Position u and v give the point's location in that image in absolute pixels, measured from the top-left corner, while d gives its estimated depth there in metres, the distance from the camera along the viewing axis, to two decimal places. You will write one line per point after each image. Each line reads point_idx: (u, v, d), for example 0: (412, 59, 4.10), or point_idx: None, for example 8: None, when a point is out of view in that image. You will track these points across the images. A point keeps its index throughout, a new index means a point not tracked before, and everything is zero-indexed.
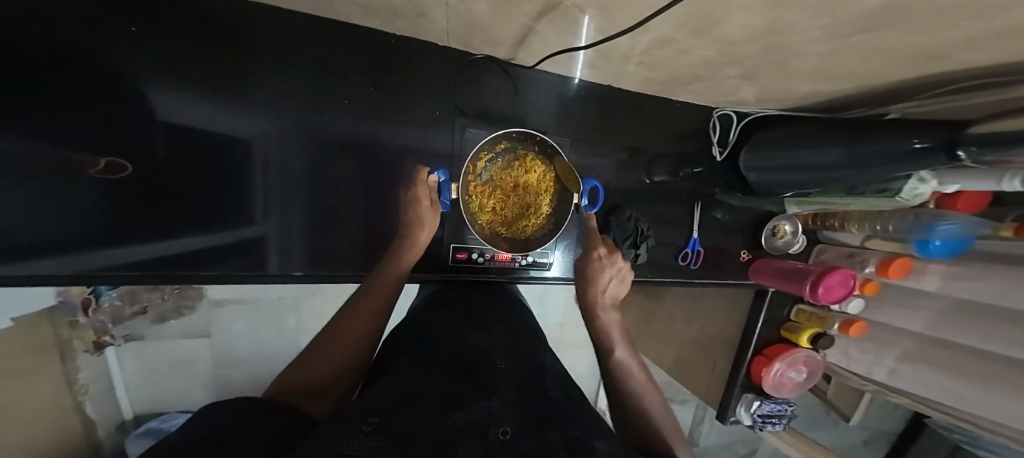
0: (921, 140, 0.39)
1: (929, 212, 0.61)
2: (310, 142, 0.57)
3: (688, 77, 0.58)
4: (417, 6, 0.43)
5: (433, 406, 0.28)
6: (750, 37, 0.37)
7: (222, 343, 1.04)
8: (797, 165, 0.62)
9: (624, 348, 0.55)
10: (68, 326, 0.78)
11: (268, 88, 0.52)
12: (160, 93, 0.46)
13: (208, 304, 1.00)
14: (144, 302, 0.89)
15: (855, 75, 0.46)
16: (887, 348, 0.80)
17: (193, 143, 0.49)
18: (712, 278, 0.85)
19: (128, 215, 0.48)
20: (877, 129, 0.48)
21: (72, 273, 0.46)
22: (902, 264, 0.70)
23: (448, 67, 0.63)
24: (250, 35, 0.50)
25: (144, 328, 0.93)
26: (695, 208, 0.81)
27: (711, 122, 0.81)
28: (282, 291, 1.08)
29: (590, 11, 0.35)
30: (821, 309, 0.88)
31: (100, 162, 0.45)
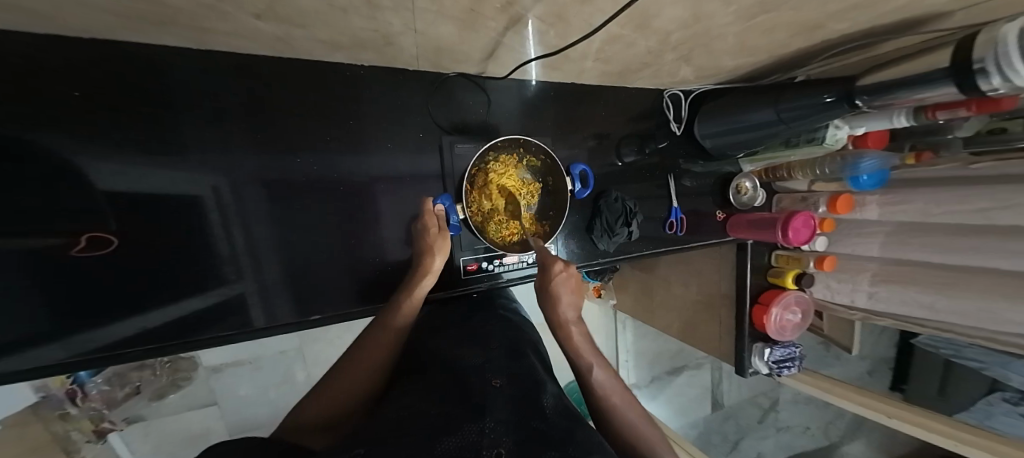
0: (829, 94, 0.49)
1: (852, 153, 0.70)
2: (266, 190, 0.55)
3: (637, 65, 0.62)
4: (384, 37, 0.45)
5: (425, 433, 0.29)
6: (680, 26, 0.41)
7: (233, 408, 1.01)
8: (740, 128, 0.67)
9: (599, 366, 0.55)
10: (58, 419, 0.75)
11: (204, 142, 0.50)
12: (98, 166, 0.44)
13: (205, 372, 0.97)
14: (135, 382, 0.84)
15: (775, 45, 0.51)
16: (859, 275, 0.86)
17: (155, 209, 0.48)
18: (699, 240, 0.89)
19: (108, 292, 0.46)
20: (793, 89, 0.55)
21: (68, 359, 0.45)
22: (847, 200, 0.78)
23: (412, 90, 0.64)
24: (191, 88, 0.49)
25: (144, 407, 0.89)
26: (669, 180, 0.85)
27: (664, 101, 0.85)
28: (284, 345, 1.05)
29: (551, 21, 0.38)
30: (795, 251, 0.95)
31: (81, 240, 0.44)
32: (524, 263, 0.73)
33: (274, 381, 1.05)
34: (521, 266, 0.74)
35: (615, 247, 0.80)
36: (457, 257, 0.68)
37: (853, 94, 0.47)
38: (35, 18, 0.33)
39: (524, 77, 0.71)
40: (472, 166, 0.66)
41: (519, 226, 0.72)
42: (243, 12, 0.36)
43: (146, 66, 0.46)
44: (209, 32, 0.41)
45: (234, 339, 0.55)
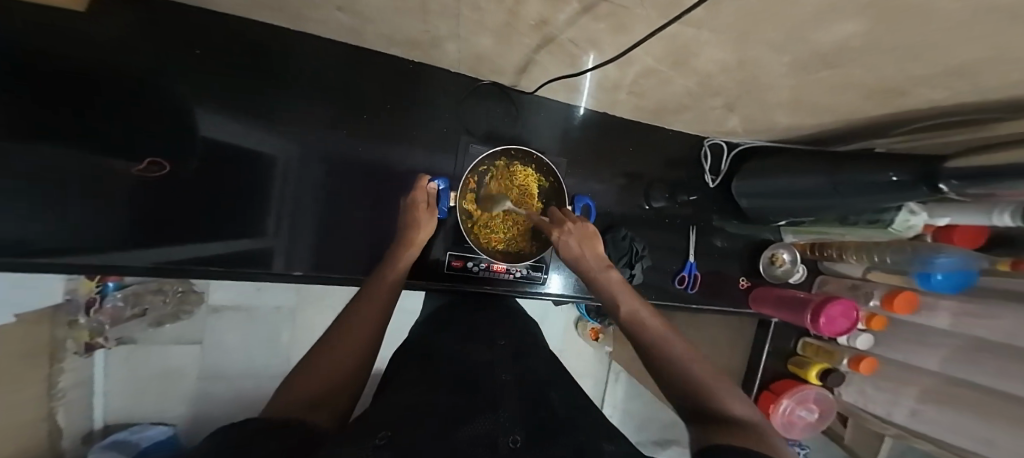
0: (897, 173, 0.40)
1: (926, 245, 0.60)
2: (322, 159, 0.60)
3: (677, 106, 0.59)
4: (430, 39, 0.46)
5: (438, 421, 0.27)
6: (723, 71, 0.39)
7: (212, 355, 0.89)
8: (790, 191, 0.59)
9: (632, 302, 0.45)
10: (65, 325, 0.70)
11: (290, 109, 0.58)
12: (203, 111, 0.53)
13: (205, 311, 0.89)
14: (145, 304, 0.81)
15: (824, 111, 0.48)
16: (904, 389, 0.77)
17: (226, 155, 0.55)
18: (712, 304, 0.83)
19: (163, 215, 0.53)
20: (861, 159, 0.46)
21: (100, 263, 0.50)
22: (907, 298, 0.68)
23: (451, 92, 0.65)
24: (288, 61, 0.56)
25: (138, 331, 0.83)
26: (691, 233, 0.81)
27: (701, 151, 0.81)
28: (280, 300, 0.95)
29: (583, 44, 0.38)
30: (830, 343, 0.85)
31: (143, 162, 0.51)
32: (508, 276, 0.69)
33: (262, 337, 0.94)
34: (507, 277, 0.70)
35: None
36: (441, 249, 0.67)
37: (938, 175, 0.37)
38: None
39: (575, 103, 0.70)
40: (488, 155, 0.63)
41: (507, 238, 0.66)
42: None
43: (250, 39, 0.54)
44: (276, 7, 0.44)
45: (253, 278, 0.59)
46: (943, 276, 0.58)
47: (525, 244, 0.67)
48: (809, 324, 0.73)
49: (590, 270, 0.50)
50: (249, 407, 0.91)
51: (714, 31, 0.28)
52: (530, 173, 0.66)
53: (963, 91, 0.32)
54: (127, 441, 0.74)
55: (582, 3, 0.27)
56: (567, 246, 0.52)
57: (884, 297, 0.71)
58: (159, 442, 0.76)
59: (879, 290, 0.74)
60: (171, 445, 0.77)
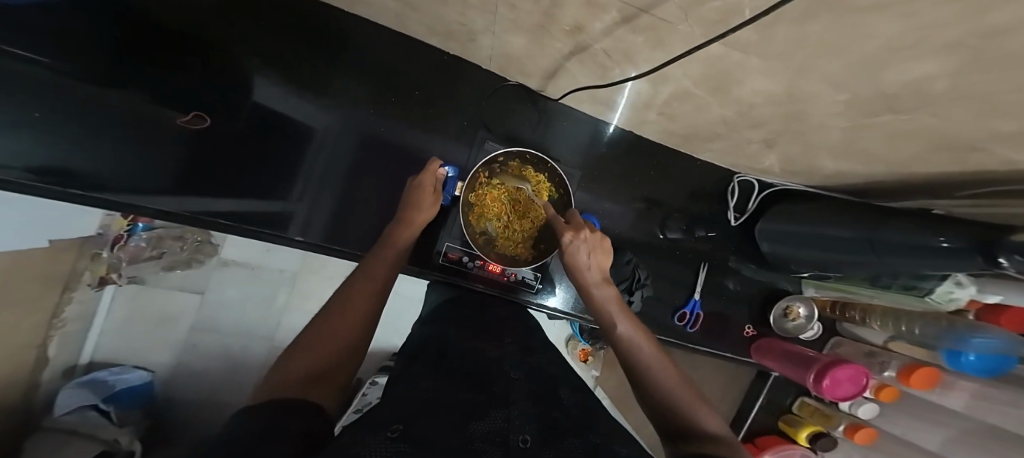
0: (949, 239, 0.36)
1: (964, 322, 0.55)
2: (358, 139, 0.62)
3: (707, 134, 0.58)
4: (467, 32, 0.47)
5: (455, 411, 0.27)
6: (769, 102, 0.39)
7: (211, 307, 0.90)
8: (818, 240, 0.54)
9: (624, 319, 0.47)
10: (89, 257, 0.74)
11: (339, 84, 0.60)
12: (261, 78, 0.56)
13: (216, 264, 0.90)
14: (164, 249, 0.83)
15: (860, 161, 0.46)
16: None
17: (272, 123, 0.58)
18: (711, 348, 0.79)
19: (197, 165, 0.55)
20: (906, 218, 0.42)
21: (121, 199, 0.50)
22: (927, 374, 0.64)
23: (481, 88, 0.66)
24: (347, 44, 0.59)
25: (150, 274, 0.85)
26: (701, 270, 0.78)
27: (729, 186, 0.77)
28: (285, 264, 0.94)
29: (616, 56, 0.39)
30: (828, 407, 0.84)
31: (188, 114, 0.54)
32: (503, 279, 0.67)
33: (258, 297, 0.93)
34: (500, 280, 0.68)
35: None
36: (440, 240, 0.66)
37: (998, 246, 0.31)
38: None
39: (605, 119, 0.70)
40: (507, 152, 0.63)
41: (503, 238, 0.65)
42: None
43: (310, 15, 0.57)
44: None
45: (266, 238, 0.59)
46: (977, 358, 0.54)
47: (523, 246, 0.66)
48: (811, 383, 0.72)
49: (589, 282, 0.52)
50: (233, 366, 0.91)
51: (763, 56, 0.29)
52: (540, 180, 0.66)
53: (1003, 161, 0.31)
54: (104, 379, 0.76)
55: (621, 13, 0.29)
56: (573, 258, 0.53)
57: (901, 370, 0.67)
58: (132, 388, 0.77)
59: (896, 362, 0.71)
60: (142, 394, 0.78)
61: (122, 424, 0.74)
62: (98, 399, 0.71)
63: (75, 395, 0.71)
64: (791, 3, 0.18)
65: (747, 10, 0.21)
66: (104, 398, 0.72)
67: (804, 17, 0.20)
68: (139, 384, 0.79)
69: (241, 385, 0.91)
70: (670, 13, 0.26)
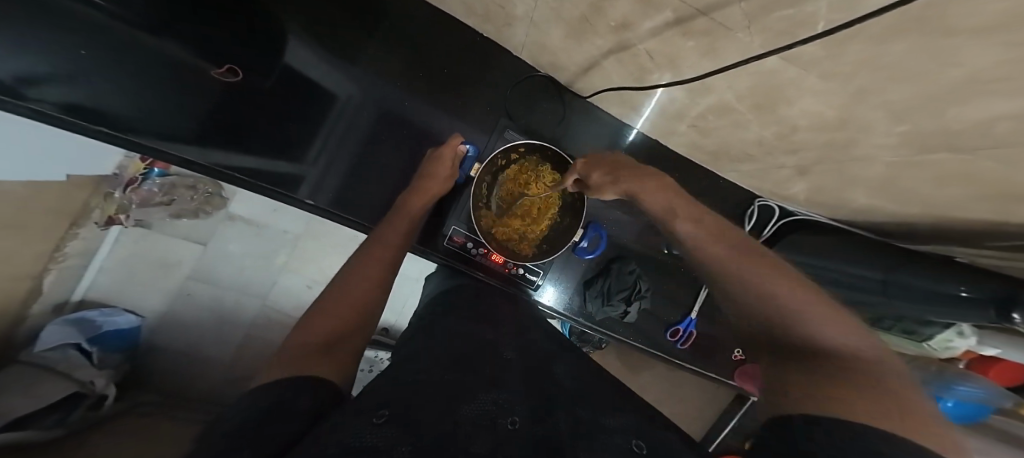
0: (970, 288, 0.38)
1: (954, 369, 0.58)
2: (380, 111, 0.62)
3: (739, 154, 0.57)
4: (505, 16, 0.46)
5: (440, 394, 0.27)
6: (816, 127, 0.39)
7: (210, 259, 0.91)
8: (830, 275, 0.54)
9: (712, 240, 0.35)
10: (100, 195, 0.74)
11: (371, 52, 0.59)
12: (295, 35, 0.55)
13: (222, 218, 0.90)
14: (174, 197, 0.82)
15: (888, 197, 0.46)
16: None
17: (300, 86, 0.58)
18: (698, 367, 0.79)
19: (219, 118, 0.55)
20: (924, 262, 0.44)
21: (139, 141, 0.50)
22: None
23: (512, 76, 0.65)
24: (385, 11, 0.58)
25: (157, 219, 0.85)
26: (702, 290, 0.77)
27: (749, 209, 0.75)
28: (290, 226, 0.94)
29: (660, 59, 0.38)
30: None
31: (224, 68, 0.50)
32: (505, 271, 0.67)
33: (260, 253, 0.94)
34: (503, 272, 0.68)
35: (602, 317, 0.73)
36: (448, 223, 0.66)
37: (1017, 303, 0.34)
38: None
39: (629, 123, 0.69)
40: (530, 144, 0.62)
41: (510, 229, 0.65)
42: None
43: None
44: None
45: (275, 197, 0.59)
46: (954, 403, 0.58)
47: (529, 239, 0.65)
48: None
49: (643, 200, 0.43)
50: (225, 319, 0.92)
51: (822, 74, 0.28)
52: (557, 177, 0.64)
53: None
54: (93, 320, 0.77)
55: (677, 14, 0.28)
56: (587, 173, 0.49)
57: None
58: (119, 331, 0.78)
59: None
60: (129, 337, 0.80)
61: (102, 367, 0.75)
62: (82, 338, 0.72)
63: (58, 332, 0.71)
64: (873, 18, 0.18)
65: (820, 23, 0.21)
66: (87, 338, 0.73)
67: (887, 34, 0.19)
68: (128, 327, 0.79)
69: (226, 339, 0.92)
70: (732, 18, 0.25)
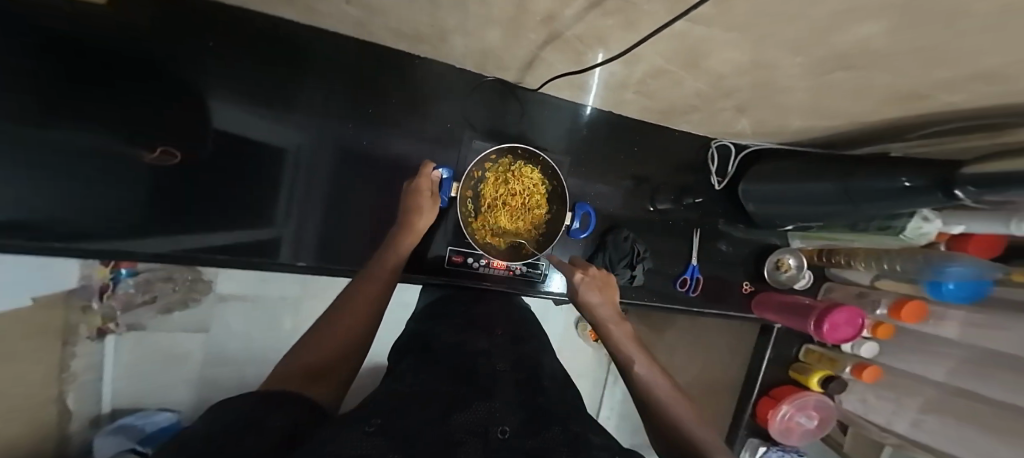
0: (910, 179, 0.38)
1: (937, 253, 0.57)
2: (337, 151, 0.61)
3: (685, 107, 0.58)
4: (437, 33, 0.45)
5: (435, 405, 0.28)
6: (736, 71, 0.38)
7: (219, 341, 0.90)
8: (794, 197, 0.57)
9: (641, 360, 0.48)
10: (79, 310, 0.72)
11: (307, 97, 0.58)
12: (219, 97, 0.53)
13: (213, 300, 0.88)
14: (156, 292, 0.82)
15: (818, 119, 0.48)
16: (909, 398, 0.69)
17: (245, 147, 0.56)
18: (714, 309, 0.82)
19: (170, 204, 0.53)
20: (868, 164, 0.45)
21: (94, 248, 0.50)
22: (915, 307, 0.64)
23: (461, 86, 0.65)
24: (303, 52, 0.56)
25: (149, 319, 0.84)
26: (695, 236, 0.80)
27: (709, 152, 0.79)
28: (285, 289, 0.93)
29: (588, 40, 0.37)
30: (832, 350, 0.79)
31: (157, 149, 0.51)
32: (510, 273, 0.68)
33: (264, 324, 0.92)
34: (508, 276, 0.69)
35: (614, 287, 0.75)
36: (443, 245, 0.67)
37: (954, 180, 0.33)
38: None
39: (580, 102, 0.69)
40: (499, 149, 0.63)
41: (505, 235, 0.66)
42: None
43: (256, 29, 0.53)
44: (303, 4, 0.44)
45: (260, 267, 0.59)
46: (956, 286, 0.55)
47: (527, 237, 0.67)
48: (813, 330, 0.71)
49: (604, 318, 0.55)
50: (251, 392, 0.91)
51: (726, 29, 0.27)
52: (533, 174, 0.66)
53: (970, 99, 0.31)
54: (134, 424, 0.76)
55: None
56: (582, 291, 0.58)
57: (891, 307, 0.66)
58: (163, 429, 0.77)
59: (887, 299, 0.70)
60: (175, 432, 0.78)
61: None
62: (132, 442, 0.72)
63: (108, 443, 0.71)
64: None
65: None
66: (137, 441, 0.72)
67: None
68: (169, 424, 0.78)
69: None
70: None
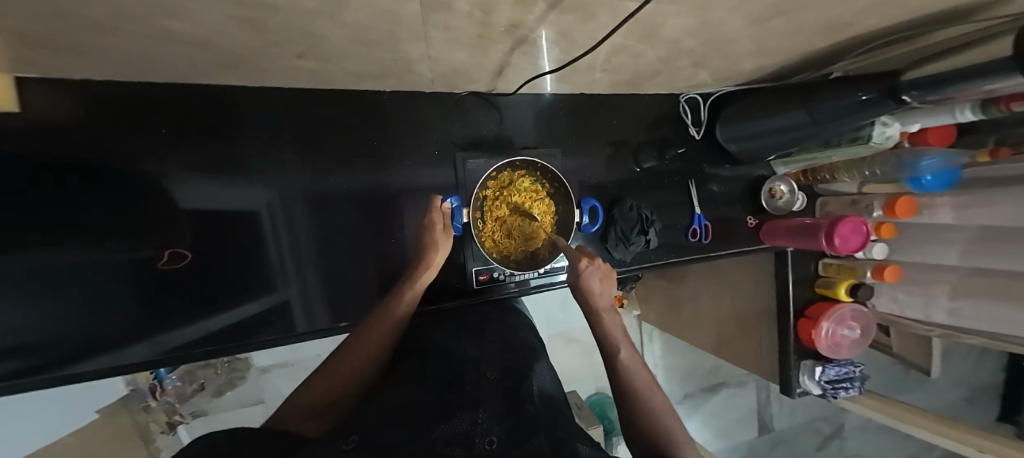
0: (865, 93, 0.43)
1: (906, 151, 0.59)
2: (311, 195, 0.58)
3: (648, 73, 0.59)
4: (403, 65, 0.45)
5: (421, 419, 0.29)
6: (688, 34, 0.39)
7: (276, 406, 1.02)
8: (768, 131, 0.61)
9: (626, 348, 0.48)
10: (143, 410, 0.86)
11: (261, 158, 0.55)
12: (178, 181, 0.50)
13: (256, 373, 1.00)
14: (201, 379, 0.92)
15: (780, 50, 0.48)
16: (933, 288, 0.68)
17: (216, 222, 0.53)
18: (727, 248, 0.82)
19: (170, 302, 0.51)
20: (826, 88, 0.49)
21: (109, 368, 0.48)
22: (907, 203, 0.65)
23: (438, 107, 0.65)
24: (237, 106, 0.54)
25: (207, 403, 0.95)
26: (691, 186, 0.80)
27: (680, 106, 0.80)
28: (320, 348, 1.04)
29: (554, 38, 0.37)
30: (847, 259, 0.79)
31: (164, 255, 0.50)
32: (534, 274, 0.69)
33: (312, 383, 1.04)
34: (532, 276, 0.70)
35: (632, 256, 0.76)
36: (468, 267, 0.67)
37: (898, 89, 0.39)
38: (141, 67, 0.40)
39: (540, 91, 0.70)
40: (497, 167, 0.64)
41: (520, 245, 0.67)
42: (287, 53, 0.36)
43: (215, 106, 0.52)
44: (252, 69, 0.42)
45: (280, 343, 0.58)
46: (931, 177, 0.59)
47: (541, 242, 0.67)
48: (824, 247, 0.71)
49: (599, 307, 0.53)
50: None
51: (672, 2, 0.28)
52: (533, 182, 0.67)
53: None
54: None
55: (548, 2, 0.25)
56: (585, 282, 0.54)
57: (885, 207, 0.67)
58: None
59: (878, 201, 0.70)
60: None
61: None
62: None
63: None
64: None
65: None
66: None
67: None
68: None
69: None
70: None
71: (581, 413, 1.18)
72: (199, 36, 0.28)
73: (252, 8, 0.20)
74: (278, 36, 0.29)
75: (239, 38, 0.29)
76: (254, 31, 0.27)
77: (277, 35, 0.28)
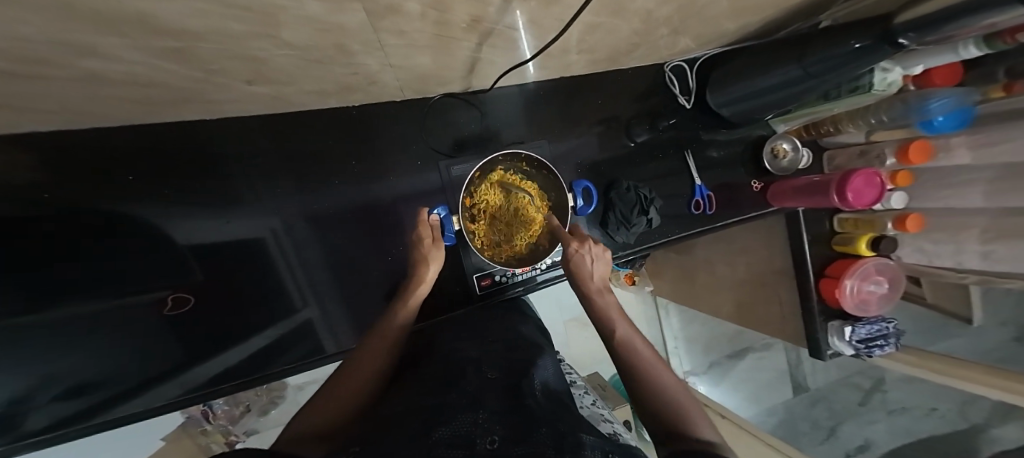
0: (859, 40, 0.40)
1: (913, 93, 0.55)
2: (307, 220, 0.59)
3: (626, 48, 0.56)
4: (368, 76, 0.44)
5: (421, 422, 0.30)
6: (660, 2, 0.36)
7: None
8: (760, 90, 0.58)
9: (624, 324, 0.50)
10: (202, 433, 0.95)
11: (252, 190, 0.56)
12: (176, 224, 0.52)
13: (293, 391, 1.05)
14: (245, 401, 0.98)
15: (765, 3, 0.45)
16: (961, 234, 0.64)
17: (219, 256, 0.55)
18: (734, 216, 0.79)
19: (190, 340, 0.54)
20: (817, 39, 0.46)
21: (152, 405, 0.53)
22: (922, 147, 0.61)
23: (414, 113, 0.64)
24: (209, 141, 0.54)
25: (257, 422, 1.01)
26: (687, 157, 0.77)
27: (665, 76, 0.77)
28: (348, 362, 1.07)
29: (521, 26, 0.35)
30: (864, 212, 0.75)
31: (169, 300, 0.53)
32: (535, 270, 0.69)
33: None
34: (537, 272, 0.69)
35: (636, 238, 0.74)
36: (468, 273, 0.67)
37: (894, 32, 0.37)
38: (111, 116, 0.40)
39: (523, 81, 0.68)
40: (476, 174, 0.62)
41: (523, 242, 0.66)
42: (235, 80, 0.35)
43: (188, 144, 0.53)
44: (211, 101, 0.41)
45: (303, 367, 0.60)
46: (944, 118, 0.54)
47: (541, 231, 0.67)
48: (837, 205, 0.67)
49: (592, 291, 0.55)
50: None
51: None
52: (515, 177, 0.65)
53: None
54: None
55: None
56: (578, 265, 0.57)
57: (897, 154, 0.63)
58: None
59: (890, 148, 0.65)
60: None
61: None
62: None
63: None
64: None
65: None
66: None
67: None
68: None
69: None
70: None
71: (604, 392, 1.19)
72: (150, 78, 0.28)
73: (173, 38, 0.19)
74: (219, 64, 0.28)
75: (195, 74, 0.29)
76: (187, 63, 0.26)
77: (219, 64, 0.28)
